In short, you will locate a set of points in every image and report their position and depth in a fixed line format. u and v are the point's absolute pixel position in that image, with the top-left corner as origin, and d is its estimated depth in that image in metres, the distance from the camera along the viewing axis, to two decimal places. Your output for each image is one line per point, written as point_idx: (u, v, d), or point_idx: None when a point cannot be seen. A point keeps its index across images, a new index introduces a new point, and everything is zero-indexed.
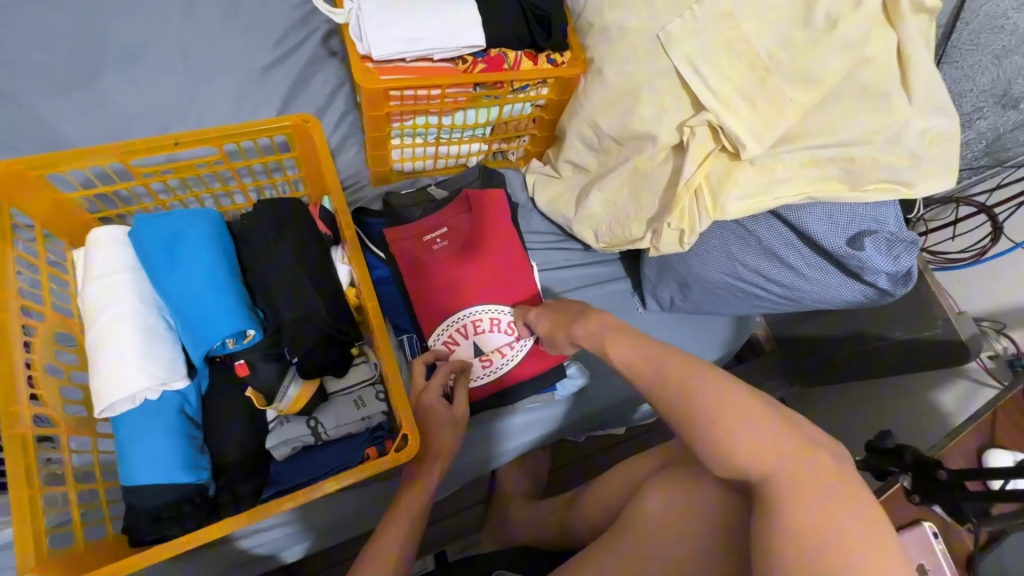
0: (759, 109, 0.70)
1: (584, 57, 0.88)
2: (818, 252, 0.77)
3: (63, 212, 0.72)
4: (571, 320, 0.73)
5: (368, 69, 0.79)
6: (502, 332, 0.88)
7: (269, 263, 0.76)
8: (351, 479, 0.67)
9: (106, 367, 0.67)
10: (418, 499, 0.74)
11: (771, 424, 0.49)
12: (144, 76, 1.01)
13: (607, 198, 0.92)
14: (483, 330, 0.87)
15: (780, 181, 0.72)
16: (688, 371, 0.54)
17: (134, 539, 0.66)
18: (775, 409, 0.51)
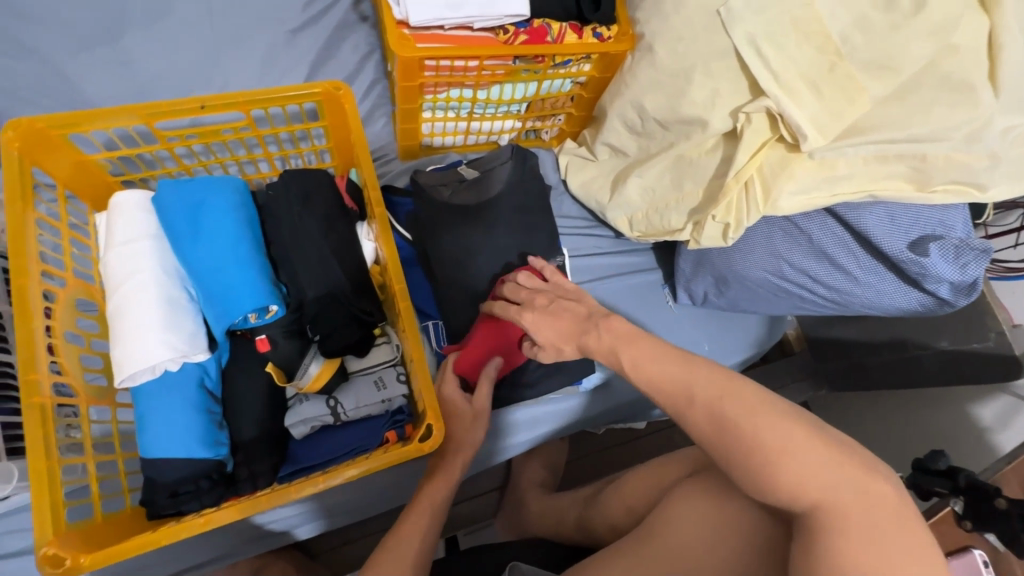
0: (827, 97, 0.65)
1: (632, 32, 0.81)
2: (875, 255, 0.72)
3: (85, 174, 0.70)
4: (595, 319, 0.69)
5: (404, 35, 0.75)
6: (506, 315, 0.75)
7: (294, 237, 0.73)
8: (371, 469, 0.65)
9: (128, 336, 0.65)
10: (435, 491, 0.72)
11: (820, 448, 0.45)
12: (169, 34, 0.97)
13: (646, 185, 0.88)
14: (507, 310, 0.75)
15: (842, 177, 0.68)
16: (724, 386, 0.50)
17: (152, 512, 0.65)
18: (818, 426, 0.47)
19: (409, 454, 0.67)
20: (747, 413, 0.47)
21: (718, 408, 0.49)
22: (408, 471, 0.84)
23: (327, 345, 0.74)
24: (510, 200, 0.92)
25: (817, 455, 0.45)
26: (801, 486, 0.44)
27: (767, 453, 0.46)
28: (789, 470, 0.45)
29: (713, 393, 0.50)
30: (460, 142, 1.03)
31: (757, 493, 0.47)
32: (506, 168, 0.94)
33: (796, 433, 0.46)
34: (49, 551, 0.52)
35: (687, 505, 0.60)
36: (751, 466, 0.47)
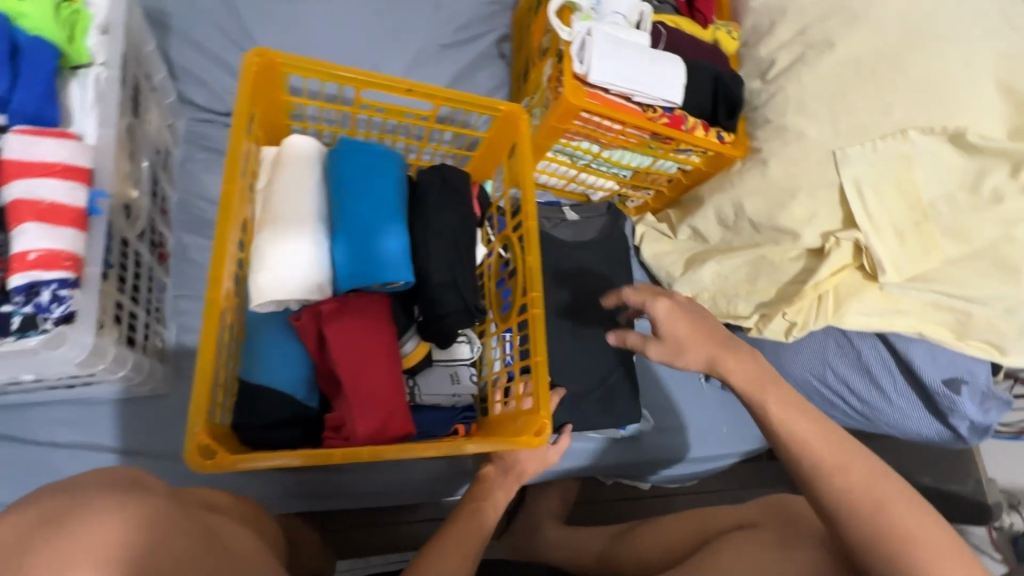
0: (907, 244, 0.79)
1: (746, 144, 0.96)
2: (911, 382, 0.85)
3: (273, 111, 0.73)
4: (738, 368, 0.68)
5: (576, 86, 0.86)
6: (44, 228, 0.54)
7: (435, 226, 0.79)
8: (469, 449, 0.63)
9: (270, 267, 0.68)
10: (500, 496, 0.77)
11: (946, 535, 0.56)
12: (338, 13, 1.05)
13: (721, 271, 1.00)
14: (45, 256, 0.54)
15: (902, 311, 0.81)
16: (869, 474, 0.60)
17: (243, 440, 0.64)
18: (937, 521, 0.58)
19: (515, 445, 0.65)
20: (895, 498, 0.58)
21: (876, 498, 0.59)
22: (457, 469, 0.85)
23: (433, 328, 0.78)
24: (601, 249, 1.02)
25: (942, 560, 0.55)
26: (931, 561, 0.55)
27: (889, 521, 0.57)
28: (915, 538, 0.56)
29: (862, 474, 0.60)
30: (559, 186, 1.14)
31: (878, 561, 0.56)
32: (602, 219, 1.05)
33: (927, 522, 0.57)
34: (201, 440, 0.49)
35: (733, 548, 0.68)
36: (873, 527, 0.57)
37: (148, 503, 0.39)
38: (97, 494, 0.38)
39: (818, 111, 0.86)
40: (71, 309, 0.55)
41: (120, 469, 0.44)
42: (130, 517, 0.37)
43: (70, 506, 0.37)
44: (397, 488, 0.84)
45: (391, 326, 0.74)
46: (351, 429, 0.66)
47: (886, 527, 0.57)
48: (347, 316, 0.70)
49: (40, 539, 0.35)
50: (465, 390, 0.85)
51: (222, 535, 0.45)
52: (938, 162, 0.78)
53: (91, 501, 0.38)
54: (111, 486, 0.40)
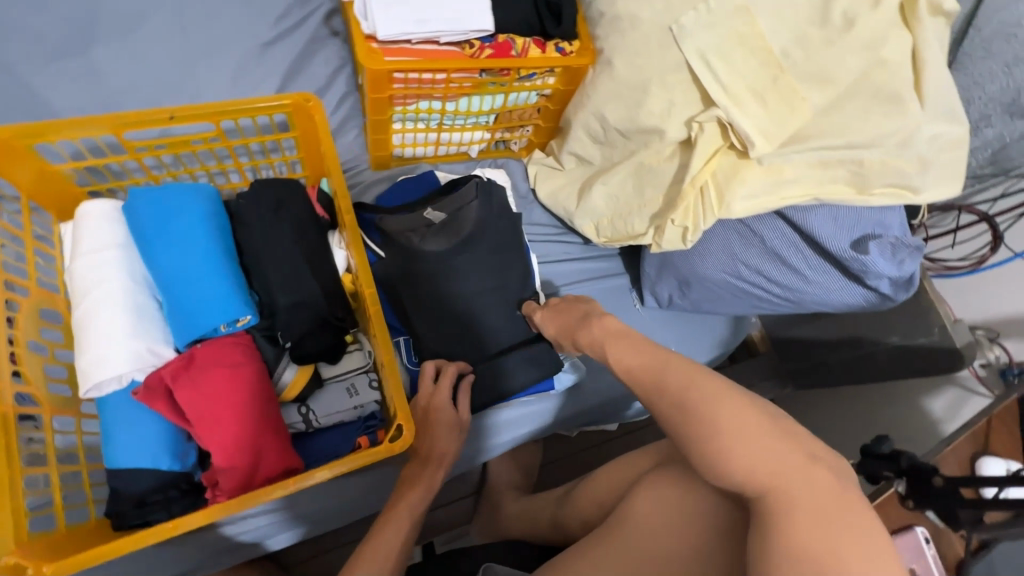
0: (771, 107, 0.69)
1: (592, 47, 0.85)
2: (821, 254, 0.77)
3: (49, 183, 0.69)
4: (576, 324, 0.68)
5: (372, 49, 0.77)
6: None
7: (267, 247, 0.74)
8: (341, 468, 0.64)
9: (92, 348, 0.65)
10: (411, 502, 0.73)
11: (775, 431, 0.47)
12: (139, 48, 0.97)
13: (610, 192, 0.91)
14: None
15: (791, 181, 0.72)
16: (687, 380, 0.51)
17: (119, 523, 0.64)
18: (770, 415, 0.49)
19: (379, 455, 0.66)
20: (707, 401, 0.49)
21: (685, 402, 0.50)
22: (383, 478, 0.83)
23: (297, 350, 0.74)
24: (482, 241, 0.88)
25: (761, 445, 0.46)
26: (757, 464, 0.46)
27: (709, 423, 0.48)
28: (741, 442, 0.47)
29: (685, 380, 0.51)
30: (431, 153, 1.06)
31: (712, 477, 0.48)
32: (473, 207, 0.88)
33: (749, 417, 0.48)
34: (9, 562, 0.49)
35: (650, 496, 0.62)
36: (700, 445, 0.48)
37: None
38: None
39: None
40: None
41: None
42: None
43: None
44: (330, 513, 0.83)
45: (250, 366, 0.69)
46: (220, 484, 0.65)
47: (710, 436, 0.48)
48: (200, 370, 0.66)
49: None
50: (367, 400, 0.80)
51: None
52: (780, 4, 0.67)
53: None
54: None
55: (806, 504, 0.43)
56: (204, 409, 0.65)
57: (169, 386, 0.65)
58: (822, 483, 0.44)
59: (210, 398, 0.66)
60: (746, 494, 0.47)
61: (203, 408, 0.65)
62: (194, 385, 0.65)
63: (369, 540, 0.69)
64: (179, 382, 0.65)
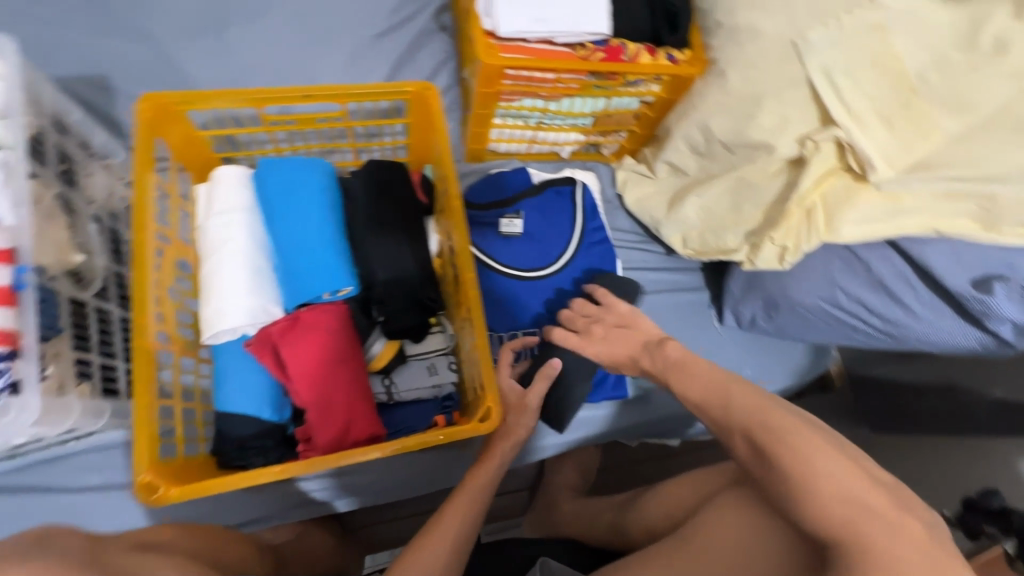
0: (897, 130, 0.67)
1: (703, 57, 0.84)
2: (936, 290, 0.73)
3: (193, 147, 0.76)
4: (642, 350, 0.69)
5: (491, 44, 0.79)
6: None
7: (373, 224, 0.78)
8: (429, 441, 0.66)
9: (216, 299, 0.71)
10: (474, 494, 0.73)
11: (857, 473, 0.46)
12: (268, 31, 1.05)
13: (704, 205, 0.90)
14: None
15: (908, 210, 0.69)
16: (764, 407, 0.52)
17: (223, 462, 0.70)
18: (858, 462, 0.48)
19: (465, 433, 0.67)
20: (789, 434, 0.49)
21: (761, 429, 0.51)
22: (449, 456, 0.86)
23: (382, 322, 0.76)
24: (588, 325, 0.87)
25: (840, 479, 0.46)
26: (834, 507, 0.45)
27: (788, 458, 0.48)
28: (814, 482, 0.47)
29: (757, 405, 0.53)
30: (523, 150, 1.08)
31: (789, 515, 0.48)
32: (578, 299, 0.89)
33: (837, 458, 0.47)
34: (145, 479, 0.54)
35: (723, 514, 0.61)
36: (780, 481, 0.48)
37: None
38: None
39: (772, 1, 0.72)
40: (14, 378, 0.53)
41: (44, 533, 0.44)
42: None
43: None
44: (396, 484, 0.86)
45: (343, 331, 0.73)
46: (314, 438, 0.69)
47: (784, 470, 0.48)
48: (303, 328, 0.71)
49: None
50: (446, 380, 0.83)
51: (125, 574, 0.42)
52: (922, 23, 0.64)
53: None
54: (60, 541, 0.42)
55: (884, 558, 0.41)
56: (302, 364, 0.70)
57: (274, 338, 0.70)
58: (908, 538, 0.42)
59: (310, 354, 0.70)
60: (822, 539, 0.45)
61: (303, 363, 0.70)
62: (296, 340, 0.70)
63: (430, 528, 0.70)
64: (284, 336, 0.70)
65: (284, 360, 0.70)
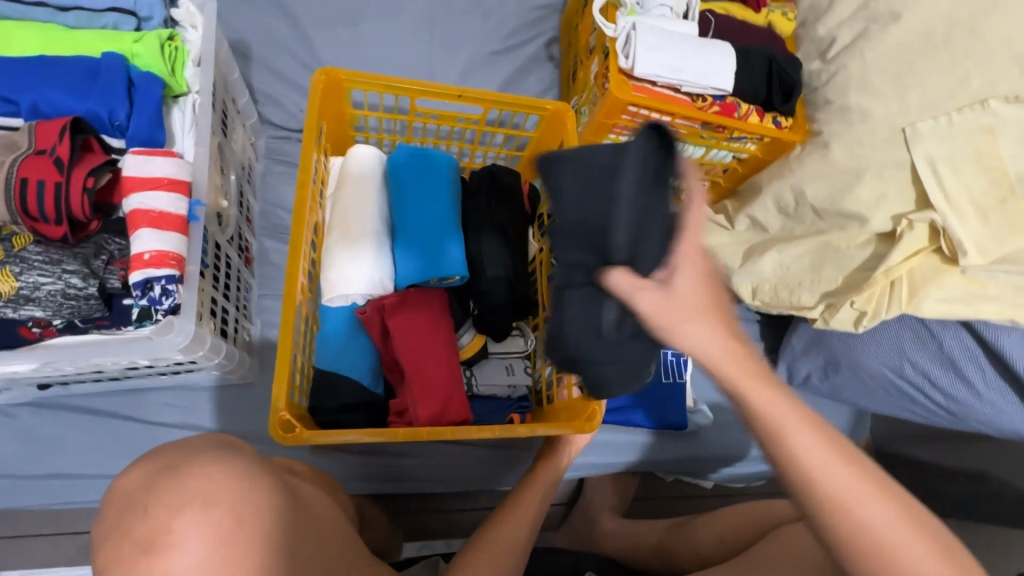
0: (992, 224, 0.73)
1: (805, 128, 0.92)
2: (1004, 375, 0.79)
3: (340, 123, 0.82)
4: None
5: (624, 81, 0.87)
6: (167, 233, 0.58)
7: (489, 222, 0.82)
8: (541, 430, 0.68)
9: (339, 264, 0.74)
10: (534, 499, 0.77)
11: (910, 519, 0.49)
12: (396, 31, 1.12)
13: (783, 261, 0.95)
14: (161, 257, 0.58)
15: (990, 297, 0.75)
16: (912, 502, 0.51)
17: (317, 420, 0.72)
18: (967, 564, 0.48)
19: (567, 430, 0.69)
20: (835, 477, 0.50)
21: (833, 482, 0.50)
22: (510, 456, 0.89)
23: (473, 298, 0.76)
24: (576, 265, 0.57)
25: (870, 517, 0.48)
26: None
27: (866, 522, 0.48)
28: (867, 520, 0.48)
29: (776, 426, 0.51)
30: None
31: None
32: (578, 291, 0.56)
33: (883, 507, 0.49)
34: (282, 416, 0.59)
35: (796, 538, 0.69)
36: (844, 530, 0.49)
37: (252, 467, 0.48)
38: (205, 451, 0.47)
39: (885, 87, 0.80)
40: (177, 302, 0.59)
41: (218, 436, 0.52)
42: (232, 469, 0.46)
43: (178, 458, 0.46)
44: (455, 474, 0.88)
45: (446, 316, 0.77)
46: (412, 411, 0.72)
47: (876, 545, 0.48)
48: (414, 306, 0.75)
49: (158, 486, 0.44)
50: (521, 382, 0.87)
51: (305, 492, 0.55)
52: None
53: (195, 455, 0.46)
54: (212, 447, 0.48)
55: None
56: (410, 340, 0.73)
57: (387, 311, 0.74)
58: None
59: (418, 332, 0.74)
60: None
61: (412, 338, 0.73)
62: (407, 317, 0.74)
63: (494, 527, 0.74)
64: (397, 310, 0.74)
65: (393, 332, 0.73)
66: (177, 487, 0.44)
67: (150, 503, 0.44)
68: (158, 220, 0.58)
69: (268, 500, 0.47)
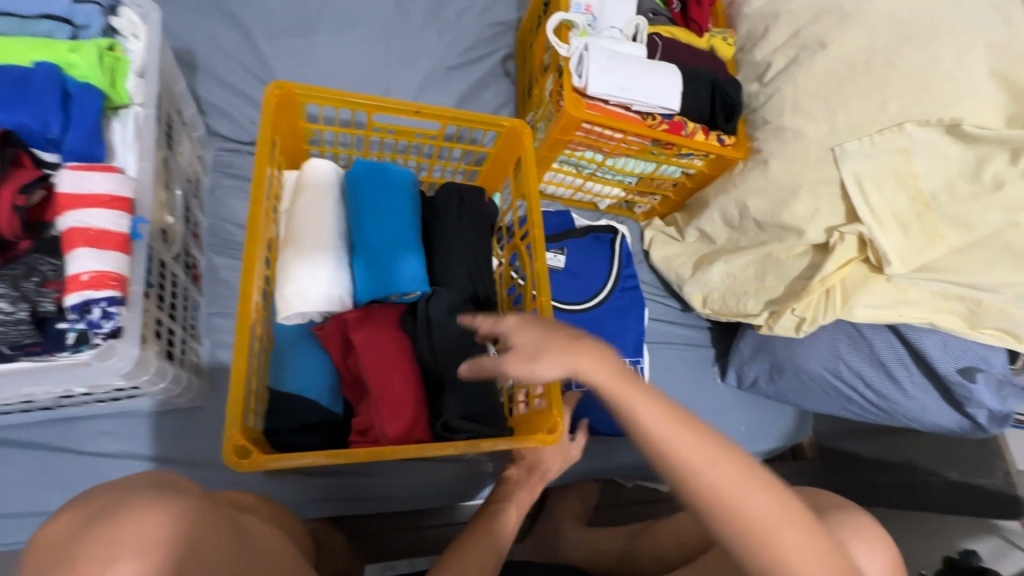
0: (911, 236, 0.80)
1: (747, 145, 0.97)
2: (927, 373, 0.87)
3: (293, 136, 0.81)
4: None
5: (577, 99, 0.90)
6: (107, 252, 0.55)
7: (449, 238, 0.83)
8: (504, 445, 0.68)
9: (294, 281, 0.73)
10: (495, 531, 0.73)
11: (793, 507, 0.54)
12: (351, 44, 1.11)
13: (728, 271, 1.01)
14: (100, 276, 0.55)
15: (912, 302, 0.82)
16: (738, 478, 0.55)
17: (273, 443, 0.69)
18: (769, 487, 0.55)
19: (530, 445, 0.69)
20: (785, 533, 0.54)
21: (773, 529, 0.53)
22: (472, 471, 0.89)
23: (434, 311, 0.75)
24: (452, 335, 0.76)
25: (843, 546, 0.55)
26: None
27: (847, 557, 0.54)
28: (750, 513, 0.53)
29: (756, 494, 0.55)
30: (566, 195, 1.17)
31: None
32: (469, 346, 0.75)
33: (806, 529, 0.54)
34: (237, 441, 0.56)
35: None
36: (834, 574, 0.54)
37: (191, 504, 0.44)
38: (139, 494, 0.43)
39: (815, 110, 0.86)
40: (120, 325, 0.56)
41: (154, 474, 0.48)
42: (170, 511, 0.42)
43: (108, 501, 0.43)
44: (418, 491, 0.87)
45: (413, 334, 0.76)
46: (375, 433, 0.70)
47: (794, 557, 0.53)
48: (383, 323, 0.73)
49: (84, 535, 0.40)
50: None
51: (250, 528, 0.51)
52: (937, 154, 0.79)
53: (131, 496, 0.43)
54: (145, 486, 0.45)
55: None
56: (376, 359, 0.71)
57: (355, 327, 0.72)
58: None
59: (386, 351, 0.72)
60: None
61: (379, 356, 0.71)
62: (375, 334, 0.72)
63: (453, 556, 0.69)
64: (365, 327, 0.72)
65: (360, 350, 0.72)
66: (107, 532, 0.40)
67: (76, 550, 0.39)
68: (99, 238, 0.55)
69: (210, 545, 0.43)
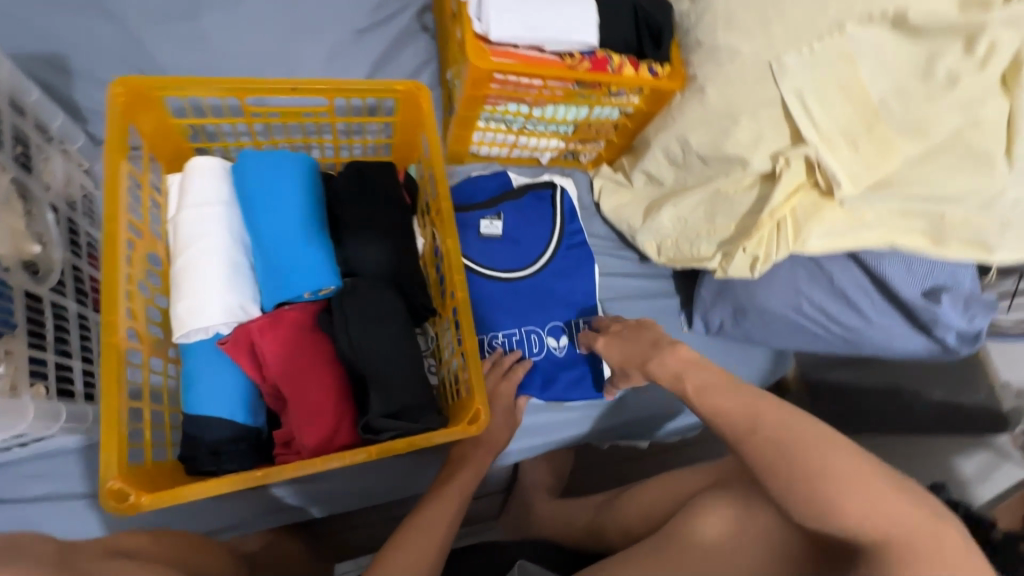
0: (861, 151, 0.72)
1: (684, 73, 0.87)
2: (891, 300, 0.82)
3: (167, 135, 0.74)
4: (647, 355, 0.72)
5: (482, 48, 0.80)
6: None
7: (358, 223, 0.76)
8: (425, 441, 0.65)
9: (188, 295, 0.68)
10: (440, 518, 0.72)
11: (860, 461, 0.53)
12: (244, 20, 1.01)
13: (679, 214, 0.93)
14: None
15: (868, 225, 0.74)
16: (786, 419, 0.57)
17: (190, 468, 0.67)
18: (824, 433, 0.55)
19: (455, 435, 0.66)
20: (805, 447, 0.54)
21: (782, 446, 0.55)
22: (426, 460, 0.85)
23: (344, 307, 0.69)
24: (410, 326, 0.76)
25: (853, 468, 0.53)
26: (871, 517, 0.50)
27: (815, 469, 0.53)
28: (838, 465, 0.53)
29: (778, 424, 0.57)
30: (504, 154, 1.09)
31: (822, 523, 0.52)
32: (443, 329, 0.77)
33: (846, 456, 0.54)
34: (114, 486, 0.54)
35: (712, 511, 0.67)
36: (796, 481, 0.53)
37: None
38: None
39: (747, 22, 0.76)
40: None
41: None
42: None
43: None
44: (373, 488, 0.84)
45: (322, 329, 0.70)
46: (300, 441, 0.67)
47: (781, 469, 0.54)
48: (282, 325, 0.68)
49: None
50: None
51: None
52: (886, 54, 0.69)
53: None
54: None
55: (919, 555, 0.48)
56: (282, 365, 0.67)
57: (251, 335, 0.67)
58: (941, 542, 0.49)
59: (291, 354, 0.67)
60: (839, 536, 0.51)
61: (285, 360, 0.67)
62: (275, 338, 0.67)
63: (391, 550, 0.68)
64: (262, 332, 0.67)
65: (263, 358, 0.67)
66: None
67: None
68: None
69: None
